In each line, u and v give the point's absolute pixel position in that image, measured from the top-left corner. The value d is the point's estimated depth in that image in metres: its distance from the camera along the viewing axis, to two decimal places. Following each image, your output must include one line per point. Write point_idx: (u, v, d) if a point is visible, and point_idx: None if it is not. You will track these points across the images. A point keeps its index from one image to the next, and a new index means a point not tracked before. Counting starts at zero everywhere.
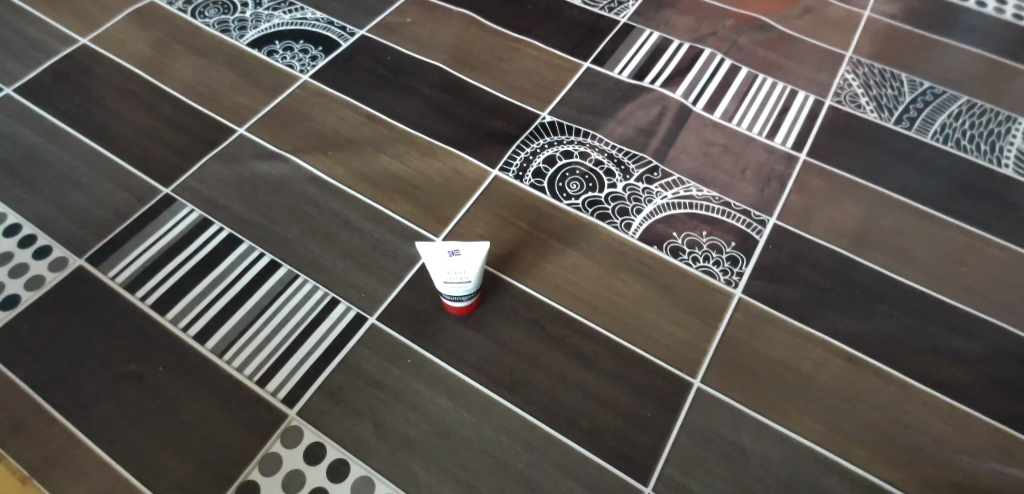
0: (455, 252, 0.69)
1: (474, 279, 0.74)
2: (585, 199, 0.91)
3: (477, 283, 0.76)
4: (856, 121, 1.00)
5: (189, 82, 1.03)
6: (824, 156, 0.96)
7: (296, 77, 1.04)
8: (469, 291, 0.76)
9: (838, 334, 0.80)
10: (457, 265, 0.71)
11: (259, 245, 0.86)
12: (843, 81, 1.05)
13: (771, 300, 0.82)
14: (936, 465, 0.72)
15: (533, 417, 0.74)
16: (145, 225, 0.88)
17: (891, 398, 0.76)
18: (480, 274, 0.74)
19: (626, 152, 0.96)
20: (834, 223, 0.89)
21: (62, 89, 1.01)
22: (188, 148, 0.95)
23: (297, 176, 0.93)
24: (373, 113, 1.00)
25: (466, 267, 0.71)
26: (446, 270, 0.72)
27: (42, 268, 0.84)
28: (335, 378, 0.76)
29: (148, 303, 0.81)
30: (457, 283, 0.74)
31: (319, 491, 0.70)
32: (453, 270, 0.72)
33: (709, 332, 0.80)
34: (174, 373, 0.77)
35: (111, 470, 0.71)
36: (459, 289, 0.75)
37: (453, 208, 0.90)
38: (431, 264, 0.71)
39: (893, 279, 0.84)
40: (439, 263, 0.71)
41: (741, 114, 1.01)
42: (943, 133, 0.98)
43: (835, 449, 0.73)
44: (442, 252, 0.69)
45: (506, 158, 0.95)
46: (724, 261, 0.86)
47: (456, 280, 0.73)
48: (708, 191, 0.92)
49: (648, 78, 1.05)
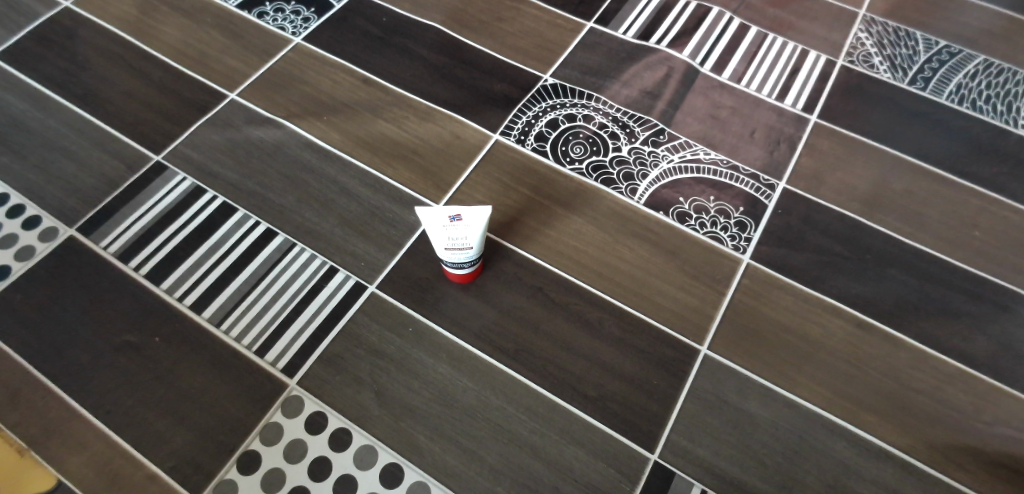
0: (455, 217, 0.67)
1: (477, 247, 0.72)
2: (589, 164, 0.89)
3: (480, 252, 0.74)
4: (869, 82, 0.96)
5: (177, 45, 0.99)
6: (836, 118, 0.93)
7: (290, 39, 1.00)
8: (472, 259, 0.74)
9: (848, 298, 0.79)
10: (458, 232, 0.69)
11: (254, 214, 0.84)
12: (856, 40, 1.01)
13: (780, 265, 0.81)
14: (944, 430, 0.71)
15: (537, 385, 0.73)
16: (137, 194, 0.85)
17: (900, 363, 0.75)
18: (481, 241, 0.72)
19: (631, 115, 0.93)
20: (844, 187, 0.87)
21: (46, 54, 0.97)
22: (178, 114, 0.92)
23: (291, 141, 0.90)
24: (369, 76, 0.97)
25: (467, 234, 0.69)
26: (446, 239, 0.70)
27: (33, 238, 0.82)
28: (334, 347, 0.75)
29: (142, 273, 0.79)
30: (458, 251, 0.72)
31: (321, 461, 0.69)
32: (453, 238, 0.70)
33: (716, 299, 0.79)
34: (171, 344, 0.75)
35: (109, 440, 0.70)
36: (461, 256, 0.73)
37: (454, 173, 0.88)
38: (431, 231, 0.69)
39: (904, 243, 0.83)
40: (440, 229, 0.69)
41: (750, 75, 0.97)
42: (958, 93, 0.95)
43: (843, 415, 0.72)
44: (442, 218, 0.67)
45: (507, 122, 0.92)
46: (732, 226, 0.83)
47: (457, 247, 0.71)
48: (716, 155, 0.89)
49: (653, 38, 1.01)
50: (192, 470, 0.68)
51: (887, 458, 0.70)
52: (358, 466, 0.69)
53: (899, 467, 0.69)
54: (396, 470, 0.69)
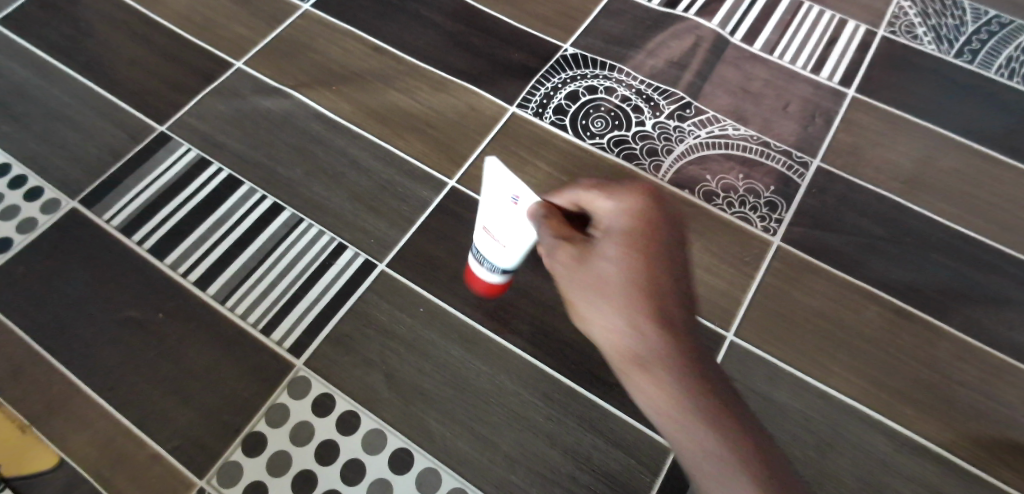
0: (515, 199, 0.55)
1: (512, 251, 0.62)
2: (610, 138, 0.84)
3: (512, 260, 0.63)
4: (912, 54, 0.90)
5: (182, 11, 0.95)
6: (876, 92, 0.87)
7: (298, 6, 0.96)
8: (500, 259, 0.64)
9: (886, 285, 0.74)
10: (504, 223, 0.59)
11: (261, 188, 0.81)
12: (899, 9, 0.95)
13: (813, 248, 0.76)
14: (985, 424, 0.67)
15: (553, 370, 0.70)
16: (141, 166, 0.82)
17: (940, 353, 0.70)
18: (517, 253, 0.62)
19: (656, 87, 0.88)
20: (883, 166, 0.82)
21: (48, 20, 0.93)
22: (183, 83, 0.89)
23: (300, 112, 0.87)
24: (380, 44, 0.92)
25: (514, 228, 0.59)
26: (489, 219, 0.60)
27: (34, 210, 0.79)
28: (343, 326, 0.72)
29: (146, 247, 0.77)
30: (492, 239, 0.62)
31: (330, 445, 0.67)
32: (499, 220, 0.59)
33: (744, 283, 0.74)
34: (175, 320, 0.72)
35: (112, 418, 0.67)
36: (492, 248, 0.63)
37: (469, 147, 0.84)
38: (487, 193, 0.58)
39: (946, 226, 0.78)
40: (495, 207, 0.58)
41: (784, 45, 0.92)
42: (1008, 67, 0.89)
43: (879, 407, 0.68)
44: (504, 198, 0.56)
45: (525, 93, 0.88)
46: (762, 206, 0.79)
47: (493, 234, 0.61)
48: (746, 130, 0.84)
49: (681, 6, 0.96)
50: (198, 450, 0.66)
51: (924, 452, 0.66)
52: (367, 450, 0.66)
53: (936, 462, 0.65)
54: (407, 454, 0.66)
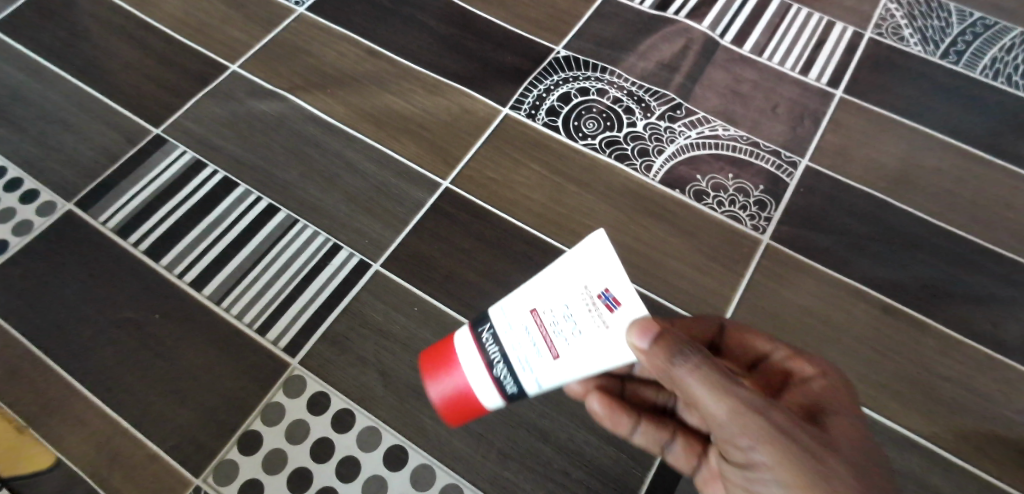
0: (612, 301, 0.40)
1: (553, 371, 0.44)
2: (602, 139, 0.85)
3: (544, 382, 0.44)
4: (898, 55, 0.92)
5: (177, 15, 0.96)
6: (863, 93, 0.89)
7: (293, 10, 0.97)
8: (524, 374, 0.45)
9: (874, 282, 0.75)
10: (570, 329, 0.42)
11: (257, 190, 0.82)
12: (885, 11, 0.96)
13: (802, 246, 0.77)
14: (971, 418, 0.68)
15: None
16: (137, 168, 0.83)
17: (926, 349, 0.72)
18: (553, 375, 0.44)
19: (647, 88, 0.89)
20: (871, 165, 0.83)
21: (44, 24, 0.94)
22: (179, 86, 0.89)
23: (295, 115, 0.87)
24: (374, 47, 0.93)
25: (581, 341, 0.42)
26: (553, 308, 0.43)
27: (31, 212, 0.79)
28: (338, 325, 0.73)
29: (142, 249, 0.77)
30: (533, 341, 0.44)
31: (325, 443, 0.67)
32: (570, 317, 0.42)
33: (734, 281, 0.75)
34: (171, 320, 0.73)
35: (108, 418, 0.68)
36: (522, 355, 0.45)
37: (462, 149, 0.85)
38: (570, 274, 0.43)
39: (932, 224, 0.79)
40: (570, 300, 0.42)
41: (773, 47, 0.93)
42: (993, 68, 0.91)
43: (867, 402, 0.69)
44: (592, 295, 0.41)
45: (518, 95, 0.89)
46: (751, 205, 0.80)
47: (540, 336, 0.44)
48: (736, 131, 0.86)
49: (671, 9, 0.97)
50: (194, 449, 0.67)
51: (912, 445, 0.67)
52: (361, 447, 0.67)
53: (924, 456, 0.66)
54: (401, 452, 0.67)
